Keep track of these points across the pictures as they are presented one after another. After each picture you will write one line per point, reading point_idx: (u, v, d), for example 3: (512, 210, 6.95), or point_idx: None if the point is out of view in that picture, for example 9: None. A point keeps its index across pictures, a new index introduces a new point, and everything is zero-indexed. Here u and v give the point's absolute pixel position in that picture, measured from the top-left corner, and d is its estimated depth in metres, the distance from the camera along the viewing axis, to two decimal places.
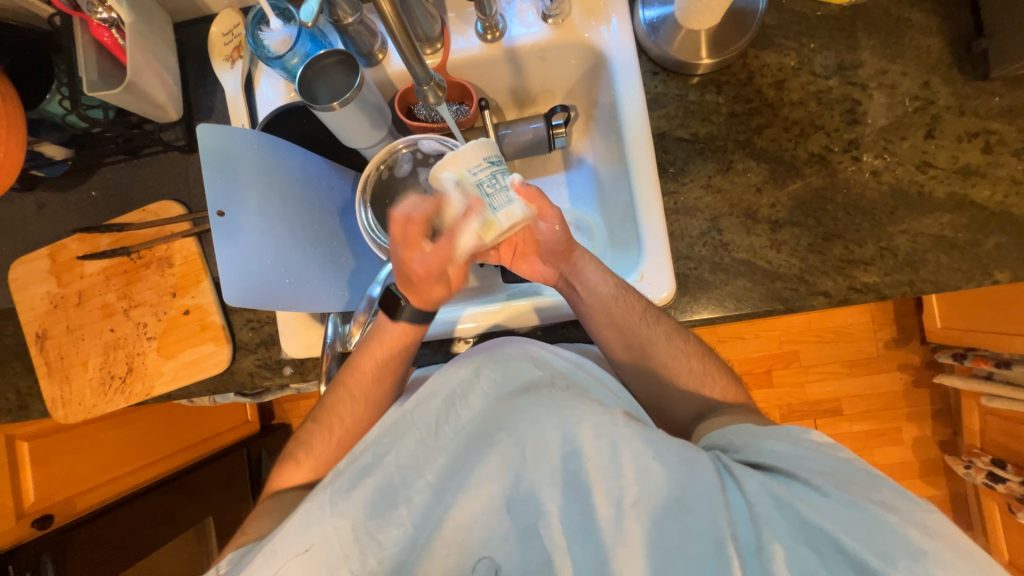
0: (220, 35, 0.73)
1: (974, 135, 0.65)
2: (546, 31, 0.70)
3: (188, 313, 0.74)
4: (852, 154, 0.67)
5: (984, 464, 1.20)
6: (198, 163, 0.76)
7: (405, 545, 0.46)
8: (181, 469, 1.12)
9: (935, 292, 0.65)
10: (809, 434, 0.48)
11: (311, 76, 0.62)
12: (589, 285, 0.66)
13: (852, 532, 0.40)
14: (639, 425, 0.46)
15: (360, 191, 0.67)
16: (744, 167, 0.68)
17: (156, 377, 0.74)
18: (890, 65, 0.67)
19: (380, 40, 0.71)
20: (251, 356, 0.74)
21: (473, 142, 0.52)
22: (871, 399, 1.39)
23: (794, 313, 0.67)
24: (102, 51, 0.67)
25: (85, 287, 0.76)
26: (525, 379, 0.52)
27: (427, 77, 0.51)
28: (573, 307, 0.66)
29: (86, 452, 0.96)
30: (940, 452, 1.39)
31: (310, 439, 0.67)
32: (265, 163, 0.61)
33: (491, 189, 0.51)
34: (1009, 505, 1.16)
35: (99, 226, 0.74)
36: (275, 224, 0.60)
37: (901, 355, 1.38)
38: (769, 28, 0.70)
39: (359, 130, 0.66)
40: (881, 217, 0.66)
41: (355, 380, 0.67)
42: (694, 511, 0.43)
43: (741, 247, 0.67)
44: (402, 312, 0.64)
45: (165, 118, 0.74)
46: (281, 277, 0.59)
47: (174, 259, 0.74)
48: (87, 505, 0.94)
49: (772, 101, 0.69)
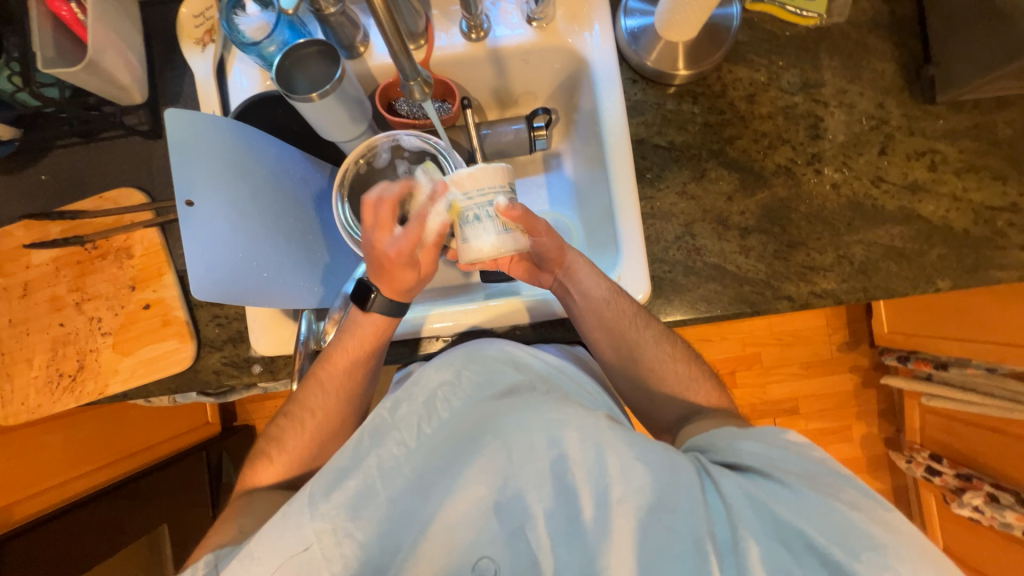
0: (191, 17, 0.70)
1: (921, 154, 0.71)
2: (531, 34, 0.71)
3: (148, 307, 0.70)
4: (815, 167, 0.71)
5: (924, 458, 1.30)
6: (162, 149, 0.72)
7: (389, 547, 0.45)
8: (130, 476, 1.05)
9: (886, 297, 0.70)
10: (786, 435, 0.49)
11: (288, 65, 0.60)
12: (583, 288, 0.66)
13: (822, 529, 0.41)
14: (623, 428, 0.47)
15: (337, 185, 0.66)
16: (716, 175, 0.72)
17: (111, 375, 0.69)
18: (849, 86, 0.72)
19: (362, 32, 0.70)
20: (217, 353, 0.71)
21: (494, 164, 0.52)
22: (825, 399, 1.48)
23: (760, 316, 0.70)
24: (58, 26, 0.63)
25: (31, 278, 0.70)
26: (508, 383, 0.53)
27: (415, 72, 0.50)
28: (568, 310, 0.67)
29: (26, 458, 0.88)
30: (884, 448, 1.49)
31: (282, 434, 0.65)
32: (236, 153, 0.59)
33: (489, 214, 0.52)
34: (943, 496, 1.26)
35: (49, 213, 0.69)
36: (246, 216, 0.58)
37: (852, 357, 1.47)
38: (742, 44, 0.73)
39: (338, 123, 0.64)
40: (840, 226, 0.70)
41: (328, 371, 0.65)
42: (678, 513, 0.44)
43: (712, 252, 0.70)
44: (374, 304, 0.62)
45: (128, 100, 0.70)
46: (254, 271, 0.57)
47: (134, 249, 0.70)
48: (26, 514, 0.86)
49: (744, 113, 0.72)
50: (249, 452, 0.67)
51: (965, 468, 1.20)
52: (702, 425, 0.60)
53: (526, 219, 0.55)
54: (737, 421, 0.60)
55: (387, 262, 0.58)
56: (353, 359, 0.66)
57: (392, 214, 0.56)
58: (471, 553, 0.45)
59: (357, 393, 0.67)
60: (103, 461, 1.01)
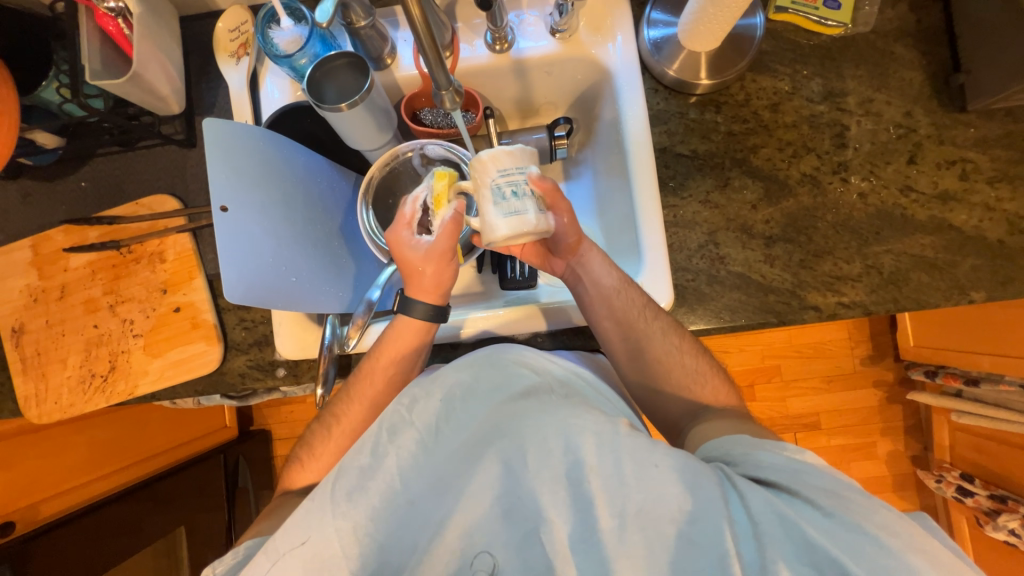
0: (226, 31, 0.73)
1: (952, 163, 0.70)
2: (554, 45, 0.72)
3: (179, 310, 0.72)
4: (841, 176, 0.71)
5: (954, 478, 1.24)
6: (196, 158, 0.75)
7: (405, 548, 0.46)
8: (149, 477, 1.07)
9: (917, 309, 0.69)
10: (802, 453, 0.48)
11: (320, 76, 0.63)
12: (594, 276, 0.66)
13: (855, 556, 0.40)
14: (642, 436, 0.46)
15: (362, 192, 0.67)
16: (740, 184, 0.71)
17: (140, 376, 0.71)
18: (876, 94, 0.72)
19: (390, 45, 0.72)
20: (242, 356, 0.72)
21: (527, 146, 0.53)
22: (848, 415, 1.44)
23: (786, 326, 0.69)
24: (106, 40, 0.66)
25: (68, 280, 0.73)
26: (526, 384, 0.53)
27: (448, 83, 0.51)
28: (577, 298, 0.67)
29: (54, 456, 0.92)
30: (911, 466, 1.44)
31: (314, 441, 0.65)
32: (269, 161, 0.60)
33: (507, 193, 0.51)
34: (976, 518, 1.21)
35: (88, 218, 0.72)
36: (277, 222, 0.59)
37: (876, 371, 1.43)
38: (766, 54, 0.73)
39: (365, 132, 0.66)
40: (867, 236, 0.69)
41: (362, 387, 0.64)
42: (700, 525, 0.42)
43: (736, 261, 0.70)
44: (416, 310, 0.63)
45: (166, 111, 0.73)
46: (283, 275, 0.59)
47: (166, 254, 0.72)
48: (53, 512, 0.89)
49: (767, 122, 0.72)
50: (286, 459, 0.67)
51: (999, 489, 1.15)
52: (715, 426, 0.58)
53: (554, 195, 0.57)
54: (751, 423, 0.58)
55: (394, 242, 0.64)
56: (384, 367, 0.64)
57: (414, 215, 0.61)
58: (473, 546, 0.44)
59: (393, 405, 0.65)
60: (129, 459, 1.05)
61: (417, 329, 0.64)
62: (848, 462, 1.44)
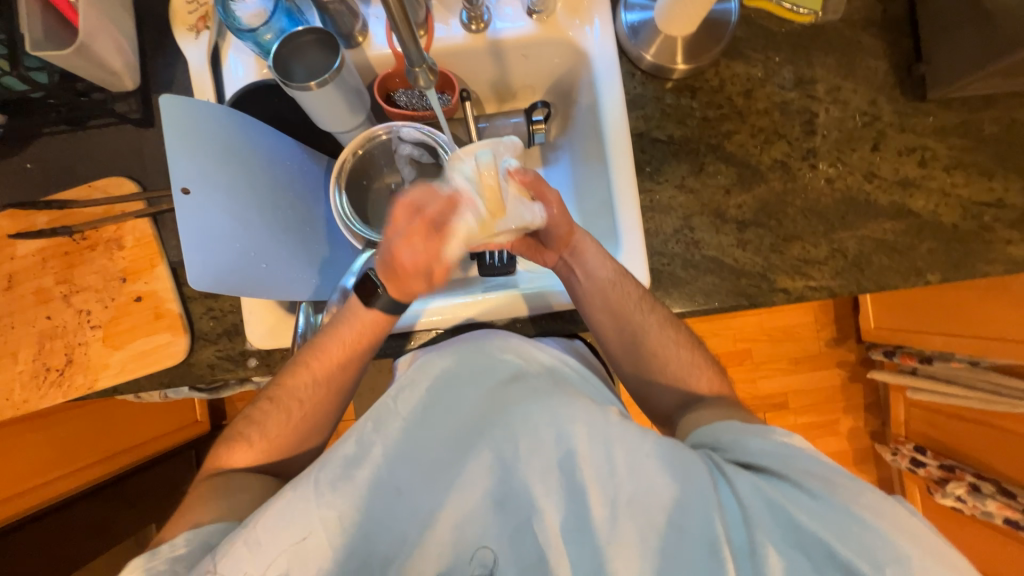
0: (184, 3, 0.69)
1: (912, 150, 0.72)
2: (531, 26, 0.71)
3: (140, 299, 0.68)
4: (810, 162, 0.72)
5: (909, 450, 1.33)
6: (155, 138, 0.70)
7: (390, 536, 0.44)
8: (102, 482, 1.01)
9: (877, 291, 0.72)
10: (790, 436, 0.50)
11: (286, 53, 0.59)
12: (588, 268, 0.66)
13: (843, 537, 0.42)
14: (632, 426, 0.48)
15: (336, 175, 0.64)
16: (714, 169, 0.72)
17: (101, 369, 0.68)
18: (843, 82, 0.74)
19: (361, 22, 0.69)
20: (211, 347, 0.69)
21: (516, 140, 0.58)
22: (814, 394, 1.51)
23: (757, 308, 0.71)
24: (47, 8, 0.61)
25: (16, 269, 0.68)
26: (513, 370, 0.54)
27: (421, 59, 0.50)
28: (568, 289, 0.67)
29: (10, 456, 0.84)
30: (870, 441, 1.52)
31: (265, 418, 0.63)
32: (232, 141, 0.57)
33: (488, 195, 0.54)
34: (928, 487, 1.29)
35: (36, 202, 0.67)
36: (242, 203, 0.57)
37: (840, 353, 1.50)
38: (739, 40, 0.74)
39: (336, 113, 0.63)
40: (834, 221, 0.72)
41: (321, 361, 0.63)
42: (690, 512, 0.44)
43: (710, 245, 0.71)
44: (379, 300, 0.61)
45: (118, 86, 0.68)
46: (253, 262, 0.57)
47: (124, 240, 0.68)
48: (9, 514, 0.85)
49: (741, 108, 0.73)
50: (222, 433, 0.65)
51: (949, 459, 1.23)
52: (704, 415, 0.59)
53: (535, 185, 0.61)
54: (740, 412, 0.59)
55: (402, 267, 0.56)
56: (342, 344, 0.63)
57: (423, 230, 0.54)
58: (472, 542, 0.44)
59: (345, 386, 0.65)
60: (88, 460, 0.97)
61: (375, 320, 0.63)
62: (813, 439, 1.51)
